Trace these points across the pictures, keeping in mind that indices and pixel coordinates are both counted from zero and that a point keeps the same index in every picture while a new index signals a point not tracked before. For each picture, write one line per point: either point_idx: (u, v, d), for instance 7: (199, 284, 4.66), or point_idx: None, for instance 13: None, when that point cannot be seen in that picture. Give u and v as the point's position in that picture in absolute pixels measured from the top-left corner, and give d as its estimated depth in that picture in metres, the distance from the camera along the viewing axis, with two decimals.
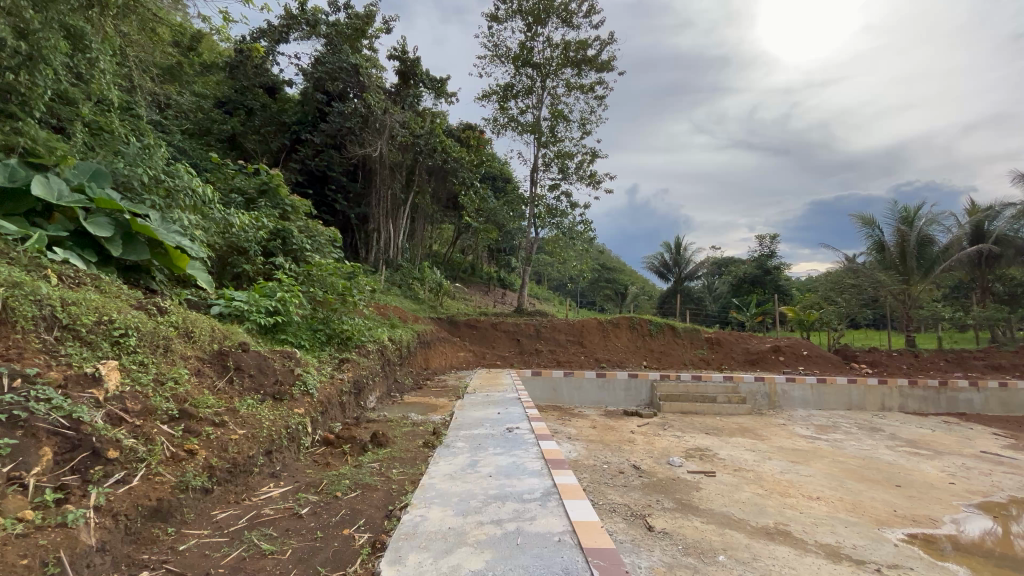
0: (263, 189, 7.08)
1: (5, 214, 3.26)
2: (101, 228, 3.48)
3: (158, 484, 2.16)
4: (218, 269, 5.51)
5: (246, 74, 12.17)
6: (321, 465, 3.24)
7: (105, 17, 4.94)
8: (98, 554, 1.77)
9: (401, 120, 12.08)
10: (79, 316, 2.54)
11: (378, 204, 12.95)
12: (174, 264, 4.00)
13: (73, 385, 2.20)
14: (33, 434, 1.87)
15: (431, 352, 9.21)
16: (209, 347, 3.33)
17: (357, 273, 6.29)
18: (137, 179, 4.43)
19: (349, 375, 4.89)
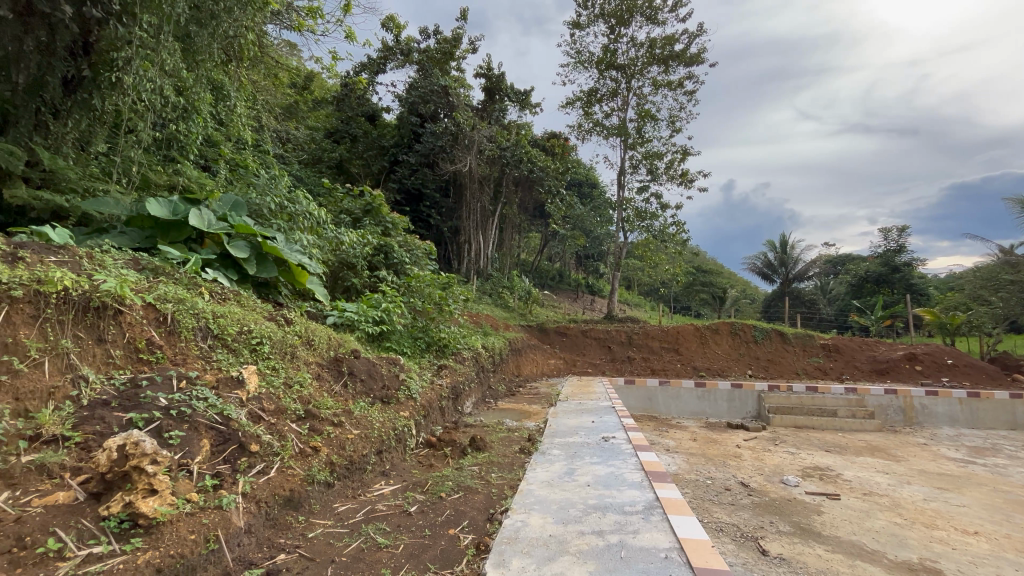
0: (367, 209, 7.72)
1: (170, 242, 3.88)
2: (240, 250, 4.03)
3: (290, 476, 2.42)
4: (331, 283, 6.07)
5: (351, 106, 13.38)
6: (425, 466, 3.42)
7: (241, 69, 5.42)
8: (245, 535, 2.02)
9: (488, 134, 12.51)
10: (226, 327, 2.94)
11: (469, 217, 13.49)
12: (296, 280, 4.47)
13: (223, 386, 2.56)
14: (196, 428, 2.19)
15: (522, 359, 9.34)
16: (327, 354, 3.67)
17: (452, 284, 6.59)
18: (266, 206, 5.05)
19: (447, 381, 5.12)
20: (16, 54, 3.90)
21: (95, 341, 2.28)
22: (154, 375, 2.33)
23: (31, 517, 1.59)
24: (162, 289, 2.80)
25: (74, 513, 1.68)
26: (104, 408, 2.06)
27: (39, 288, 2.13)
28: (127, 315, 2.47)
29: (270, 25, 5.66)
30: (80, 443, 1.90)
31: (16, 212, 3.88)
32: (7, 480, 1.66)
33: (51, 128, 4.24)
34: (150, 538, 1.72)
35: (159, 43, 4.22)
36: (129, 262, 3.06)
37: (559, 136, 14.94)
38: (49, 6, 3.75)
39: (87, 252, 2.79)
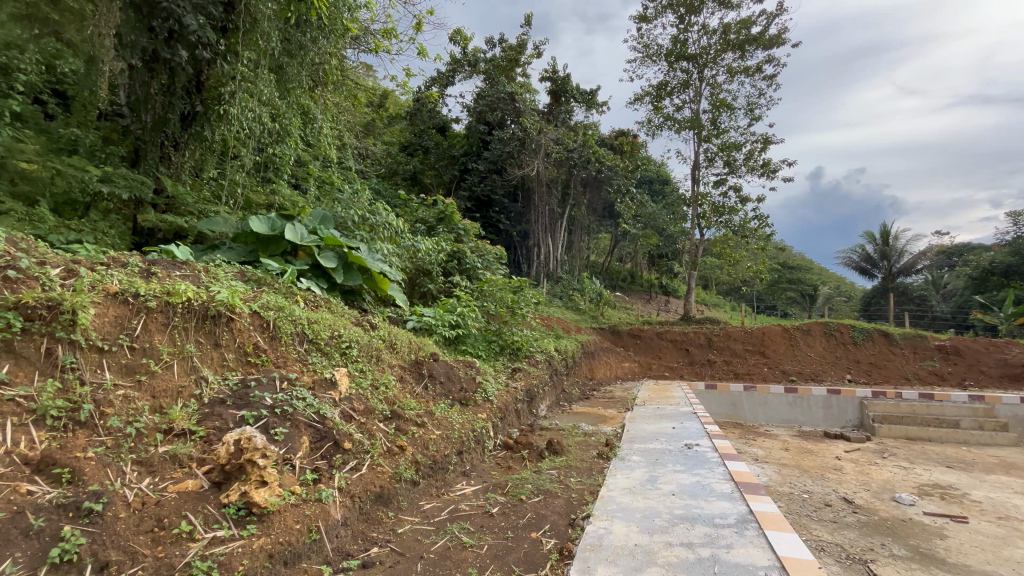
0: (440, 217, 8.00)
1: (270, 255, 4.25)
2: (329, 260, 4.33)
3: (380, 473, 2.54)
4: (409, 289, 6.35)
5: (423, 119, 13.90)
6: (504, 467, 3.46)
7: (324, 92, 5.91)
8: (342, 527, 2.16)
9: (555, 137, 12.54)
10: (319, 332, 3.16)
11: (538, 221, 13.53)
12: (379, 287, 4.73)
13: (318, 388, 2.75)
14: (297, 425, 2.37)
15: (595, 362, 9.16)
16: (408, 357, 3.84)
17: (523, 287, 6.65)
18: (350, 219, 5.40)
19: (521, 384, 5.14)
20: (144, 97, 4.50)
21: (213, 346, 2.53)
22: (261, 376, 2.56)
23: (168, 500, 1.81)
24: (265, 298, 3.06)
25: (202, 498, 1.88)
26: (221, 406, 2.29)
27: (168, 299, 2.40)
28: (238, 322, 2.71)
29: (349, 50, 6.06)
30: (203, 437, 2.12)
31: (146, 234, 4.45)
32: (148, 468, 1.89)
33: (173, 160, 4.84)
34: (263, 525, 1.89)
35: (256, 76, 4.78)
36: (237, 275, 3.40)
37: (628, 133, 14.57)
38: (169, 51, 4.29)
39: (204, 267, 3.13)
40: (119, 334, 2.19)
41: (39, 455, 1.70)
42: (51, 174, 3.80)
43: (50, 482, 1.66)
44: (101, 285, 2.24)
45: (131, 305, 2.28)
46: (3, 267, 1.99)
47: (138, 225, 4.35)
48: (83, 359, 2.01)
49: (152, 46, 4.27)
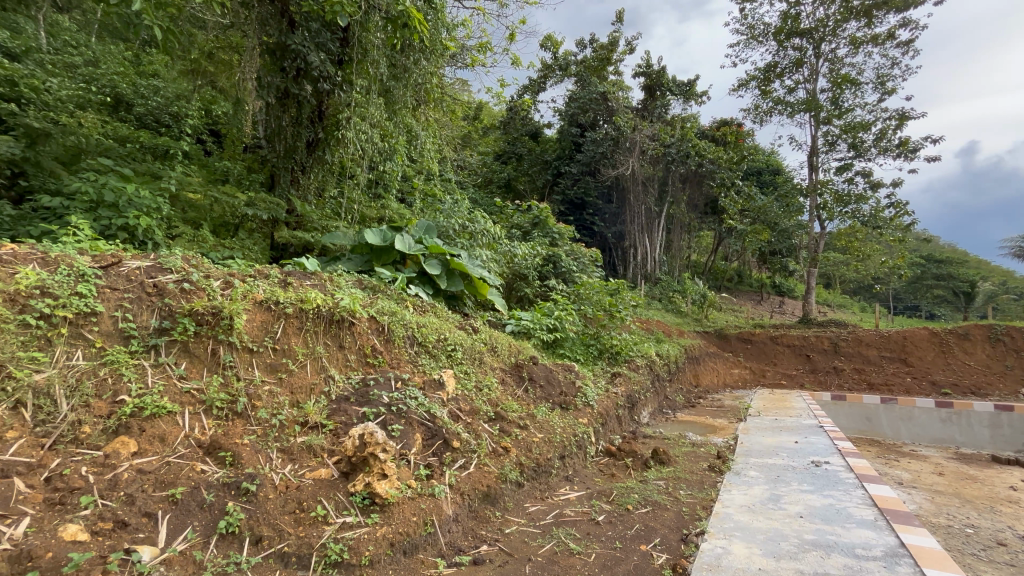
0: (535, 222, 8.09)
1: (382, 264, 4.60)
2: (434, 267, 4.59)
3: (487, 473, 2.62)
4: (507, 293, 6.50)
5: (516, 128, 14.12)
6: (608, 475, 3.36)
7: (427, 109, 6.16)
8: (453, 523, 2.26)
9: (651, 134, 12.14)
10: (427, 335, 3.35)
11: (634, 221, 13.11)
12: (479, 291, 4.94)
13: (428, 388, 2.91)
14: (411, 423, 2.53)
15: (700, 368, 8.56)
16: (509, 360, 3.92)
17: (621, 290, 6.48)
18: (452, 227, 5.66)
19: (622, 389, 4.99)
20: (278, 129, 5.27)
21: (338, 347, 2.78)
22: (379, 376, 2.77)
23: (306, 486, 2.02)
24: (381, 304, 3.31)
25: (333, 486, 2.07)
26: (346, 402, 2.52)
27: (302, 306, 2.67)
28: (358, 326, 2.93)
29: (448, 68, 6.41)
30: (332, 430, 2.34)
31: (281, 249, 5.06)
32: (290, 455, 2.14)
33: (301, 183, 5.47)
34: (384, 515, 2.03)
35: (369, 100, 5.14)
36: (356, 283, 3.72)
37: (731, 123, 13.60)
38: (297, 87, 5.09)
39: (329, 277, 3.47)
40: (264, 336, 2.49)
41: (209, 439, 2.01)
42: (210, 201, 4.49)
43: (217, 462, 1.95)
44: (251, 294, 2.56)
45: (273, 311, 2.58)
46: (180, 280, 2.37)
47: (275, 242, 4.97)
48: (238, 359, 2.33)
49: (284, 84, 5.09)
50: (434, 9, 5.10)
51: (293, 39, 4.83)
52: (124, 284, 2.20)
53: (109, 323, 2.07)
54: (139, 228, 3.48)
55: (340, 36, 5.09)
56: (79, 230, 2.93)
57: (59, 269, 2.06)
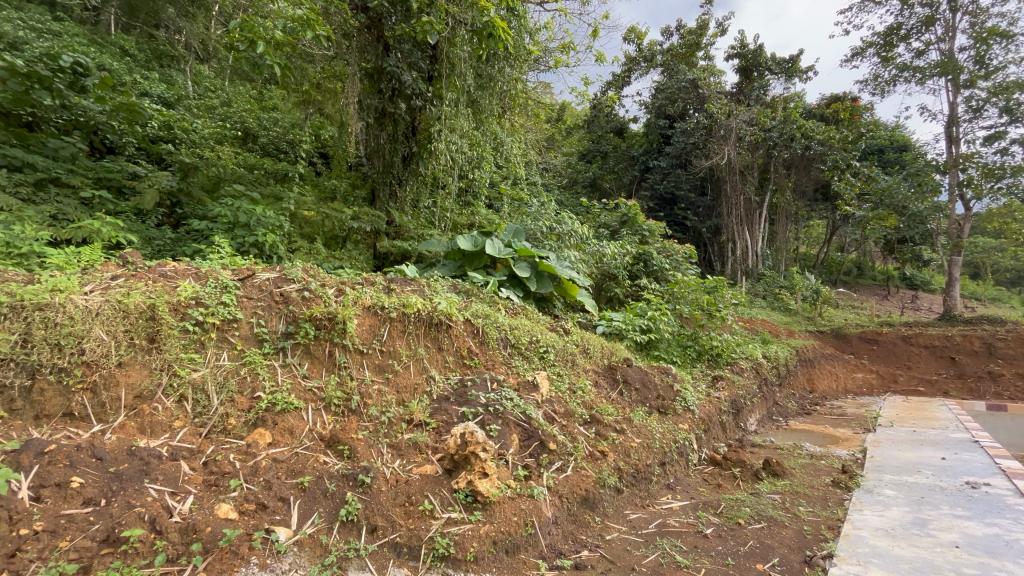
0: (623, 220, 7.87)
1: (473, 268, 4.74)
2: (523, 270, 4.64)
3: (585, 477, 2.58)
4: (596, 294, 6.39)
5: (599, 126, 13.78)
6: (713, 485, 3.14)
7: (512, 115, 6.27)
8: (553, 526, 2.25)
9: (748, 118, 11.25)
10: (520, 337, 3.40)
11: (731, 213, 12.25)
12: (568, 293, 4.91)
13: (523, 389, 2.95)
14: (508, 423, 2.57)
15: (816, 371, 7.69)
16: (602, 362, 3.85)
17: (721, 287, 6.06)
18: (539, 230, 5.69)
19: (726, 393, 4.65)
20: (377, 147, 5.68)
21: (437, 350, 2.91)
22: (476, 377, 2.85)
23: (414, 481, 2.14)
24: (475, 308, 3.41)
25: (438, 482, 2.17)
26: (446, 401, 2.63)
27: (405, 310, 2.84)
28: (455, 329, 3.05)
29: (531, 72, 6.45)
30: (435, 427, 2.46)
31: (382, 258, 5.44)
32: (399, 451, 2.28)
33: (398, 195, 5.84)
34: (486, 514, 2.08)
35: (457, 112, 5.36)
36: (451, 287, 3.88)
37: (844, 98, 12.18)
38: (393, 106, 5.45)
39: (426, 283, 3.66)
40: (373, 339, 2.68)
41: (330, 433, 2.21)
42: (322, 216, 4.95)
43: (337, 455, 2.13)
44: (360, 300, 2.76)
45: (380, 315, 2.76)
46: (302, 289, 2.63)
47: (377, 252, 5.35)
48: (351, 360, 2.54)
49: (382, 104, 5.47)
50: (517, 16, 5.20)
51: (388, 62, 5.18)
52: (258, 293, 2.49)
53: (247, 328, 2.35)
54: (266, 244, 3.94)
55: (430, 54, 5.36)
56: (221, 248, 3.37)
57: (208, 282, 2.39)
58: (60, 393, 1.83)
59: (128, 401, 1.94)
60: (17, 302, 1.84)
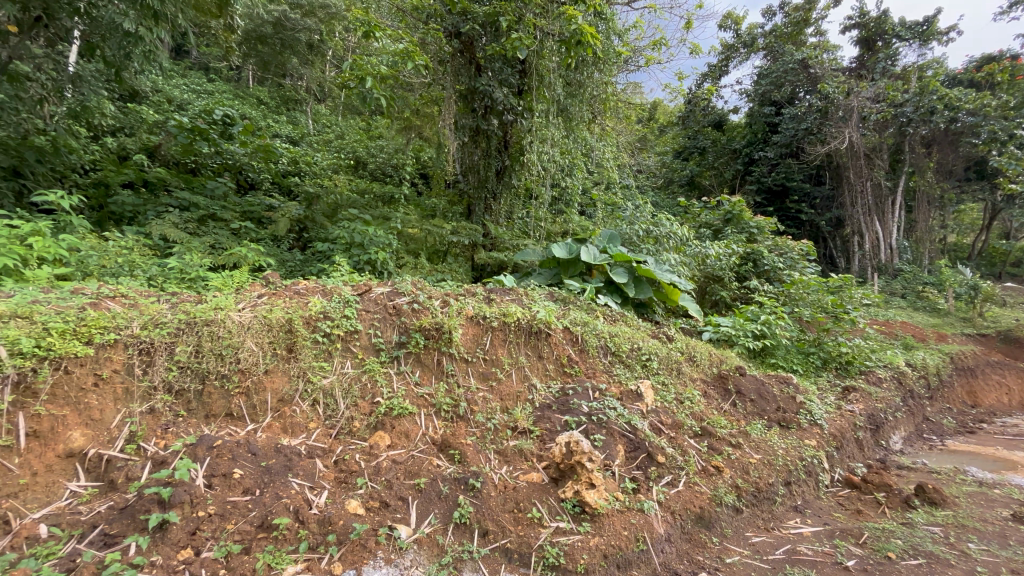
0: (727, 218, 7.34)
1: (569, 276, 4.72)
2: (620, 276, 4.52)
3: (699, 493, 2.42)
4: (700, 298, 6.04)
5: (696, 121, 13.03)
6: (851, 511, 2.77)
7: (602, 119, 6.20)
8: (666, 543, 2.13)
9: (872, 95, 9.97)
10: (620, 344, 3.31)
11: (856, 203, 10.88)
12: (670, 298, 4.69)
13: (626, 398, 2.87)
14: (612, 433, 2.51)
15: (978, 383, 6.47)
16: (711, 371, 3.62)
17: (848, 286, 5.38)
18: (635, 234, 5.55)
19: (861, 407, 4.10)
20: (472, 163, 5.94)
21: (537, 358, 2.95)
22: (577, 386, 2.83)
23: (522, 488, 2.17)
24: (573, 316, 3.39)
25: (545, 490, 2.17)
26: (549, 410, 2.64)
27: (505, 319, 2.91)
28: (554, 336, 3.06)
29: (621, 73, 6.34)
30: (539, 435, 2.48)
31: (480, 269, 5.66)
32: (505, 458, 2.33)
33: (493, 208, 6.06)
34: (595, 526, 2.05)
35: (548, 122, 5.43)
36: (548, 296, 3.90)
37: (1000, 57, 10.32)
38: (487, 123, 5.68)
39: (524, 292, 3.72)
40: (476, 348, 2.78)
41: (441, 438, 2.33)
42: (425, 233, 5.26)
43: (448, 459, 2.24)
44: (463, 310, 2.88)
45: (482, 325, 2.87)
46: (412, 301, 2.82)
47: (475, 263, 5.57)
48: (457, 367, 2.66)
49: (476, 122, 5.74)
50: (605, 19, 5.17)
51: (481, 81, 5.42)
52: (374, 306, 2.71)
53: (366, 338, 2.57)
54: (378, 261, 4.29)
55: (520, 69, 5.51)
56: (340, 266, 3.73)
57: (332, 297, 2.65)
58: (222, 395, 2.13)
59: (272, 404, 2.20)
60: (191, 319, 2.18)
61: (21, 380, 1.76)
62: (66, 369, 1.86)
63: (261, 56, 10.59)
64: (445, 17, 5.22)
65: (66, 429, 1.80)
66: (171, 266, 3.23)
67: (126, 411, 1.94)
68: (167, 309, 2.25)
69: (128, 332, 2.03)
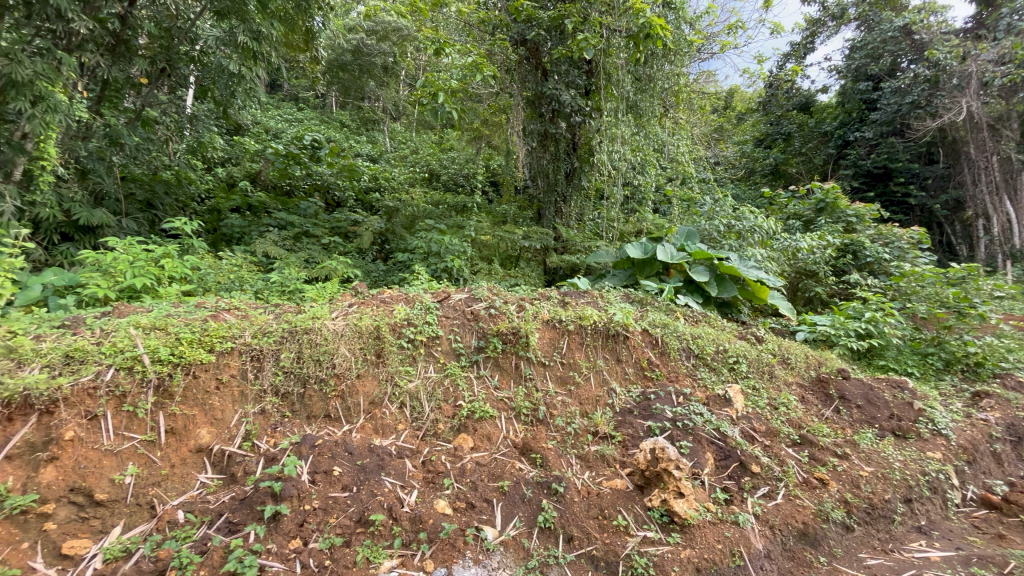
0: (819, 208, 6.74)
1: (645, 276, 4.57)
2: (701, 274, 4.30)
3: (801, 508, 2.22)
4: (790, 295, 5.60)
5: (779, 105, 12.08)
6: (990, 536, 2.41)
7: (675, 112, 5.97)
8: (766, 560, 1.97)
9: (995, 57, 8.49)
10: (704, 347, 3.14)
11: (979, 181, 9.47)
12: (757, 296, 4.39)
13: (713, 403, 2.72)
14: (700, 440, 2.39)
15: None
16: (809, 375, 3.35)
17: (975, 277, 4.71)
18: (715, 229, 5.28)
19: (997, 414, 3.55)
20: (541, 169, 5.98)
21: (616, 361, 2.88)
22: (659, 390, 2.73)
23: (605, 494, 2.13)
24: (652, 317, 3.28)
25: (630, 498, 2.12)
26: (630, 415, 2.57)
27: (581, 322, 2.88)
28: (633, 339, 2.98)
29: (694, 62, 6.06)
30: (621, 441, 2.41)
31: (552, 273, 5.67)
32: (587, 463, 2.30)
33: (564, 211, 6.09)
34: (686, 537, 1.96)
35: (617, 120, 5.32)
36: (624, 297, 3.81)
37: None
38: (555, 126, 5.71)
39: (600, 294, 3.66)
40: (554, 352, 2.78)
41: (522, 441, 2.35)
42: (497, 239, 5.35)
43: (530, 462, 2.25)
44: (539, 314, 2.90)
45: (558, 328, 2.86)
46: (489, 307, 2.89)
47: (547, 267, 5.58)
48: (535, 372, 2.67)
49: (544, 127, 5.77)
50: (674, 8, 4.99)
51: (548, 86, 5.45)
52: (453, 312, 2.81)
53: (446, 343, 2.66)
54: (454, 268, 4.45)
55: (586, 69, 5.47)
56: (420, 275, 3.90)
57: (415, 305, 2.78)
58: (321, 398, 2.30)
59: (364, 406, 2.34)
60: (293, 327, 2.39)
61: (160, 383, 2.02)
62: (195, 373, 2.10)
63: (342, 83, 11.47)
64: (511, 26, 5.34)
65: (195, 427, 2.04)
66: (274, 280, 3.57)
67: (242, 411, 2.15)
68: (273, 319, 2.48)
69: (242, 340, 2.26)
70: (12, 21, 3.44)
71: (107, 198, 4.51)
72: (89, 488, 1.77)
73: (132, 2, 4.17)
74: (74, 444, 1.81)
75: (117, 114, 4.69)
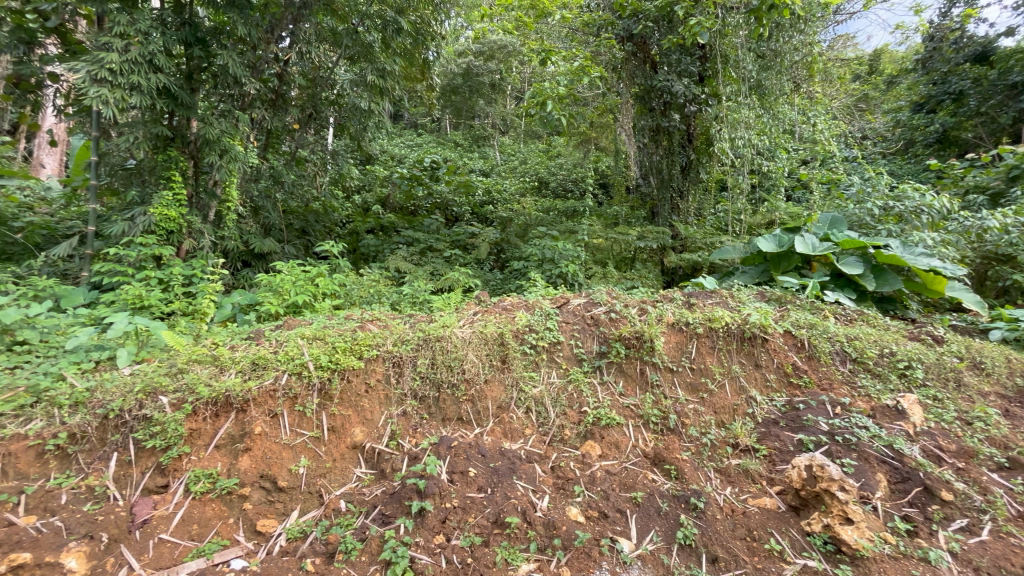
0: (1012, 177, 5.46)
1: (782, 271, 4.11)
2: (854, 266, 3.74)
3: (1018, 548, 1.77)
4: (976, 285, 4.61)
5: (943, 59, 10.14)
6: None
7: (808, 86, 5.32)
8: None
9: None
10: (864, 350, 2.72)
11: None
12: (931, 288, 3.70)
13: (881, 415, 2.33)
14: (867, 459, 2.07)
15: None
16: (1012, 383, 2.72)
17: None
18: (868, 214, 4.59)
19: None
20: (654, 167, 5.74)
21: (754, 367, 2.62)
22: (809, 399, 2.42)
23: (753, 514, 1.94)
24: (795, 317, 2.93)
25: (783, 520, 1.91)
26: (775, 426, 2.31)
27: (711, 325, 2.68)
28: (773, 342, 2.70)
29: (828, 26, 5.31)
30: (767, 455, 2.18)
31: (671, 273, 5.38)
32: (729, 478, 2.12)
33: (681, 207, 5.79)
34: (858, 570, 1.69)
35: (738, 104, 4.90)
36: (757, 296, 3.47)
37: None
38: (667, 119, 5.46)
39: (729, 293, 3.38)
40: (682, 357, 2.62)
41: (653, 451, 2.24)
42: (610, 242, 5.24)
43: (664, 474, 2.14)
44: (663, 317, 2.76)
45: (685, 332, 2.69)
46: (609, 311, 2.84)
47: (665, 268, 5.32)
48: (663, 377, 2.54)
49: (655, 122, 5.54)
50: None
51: (659, 79, 5.23)
52: (574, 317, 2.81)
53: (568, 349, 2.66)
54: (569, 273, 4.46)
55: (700, 55, 5.14)
56: (536, 282, 3.97)
57: (535, 311, 2.83)
58: (454, 402, 2.43)
59: (493, 410, 2.43)
60: (426, 336, 2.58)
61: (322, 387, 2.31)
62: (348, 378, 2.36)
63: (455, 105, 12.21)
64: (617, 23, 5.16)
65: (351, 426, 2.29)
66: (406, 293, 3.90)
67: (388, 412, 2.36)
68: (408, 328, 2.71)
69: (385, 348, 2.50)
70: (205, 92, 4.22)
71: (273, 229, 5.34)
72: (274, 476, 2.08)
73: (287, 61, 4.90)
74: (262, 437, 2.14)
75: (278, 157, 5.53)
